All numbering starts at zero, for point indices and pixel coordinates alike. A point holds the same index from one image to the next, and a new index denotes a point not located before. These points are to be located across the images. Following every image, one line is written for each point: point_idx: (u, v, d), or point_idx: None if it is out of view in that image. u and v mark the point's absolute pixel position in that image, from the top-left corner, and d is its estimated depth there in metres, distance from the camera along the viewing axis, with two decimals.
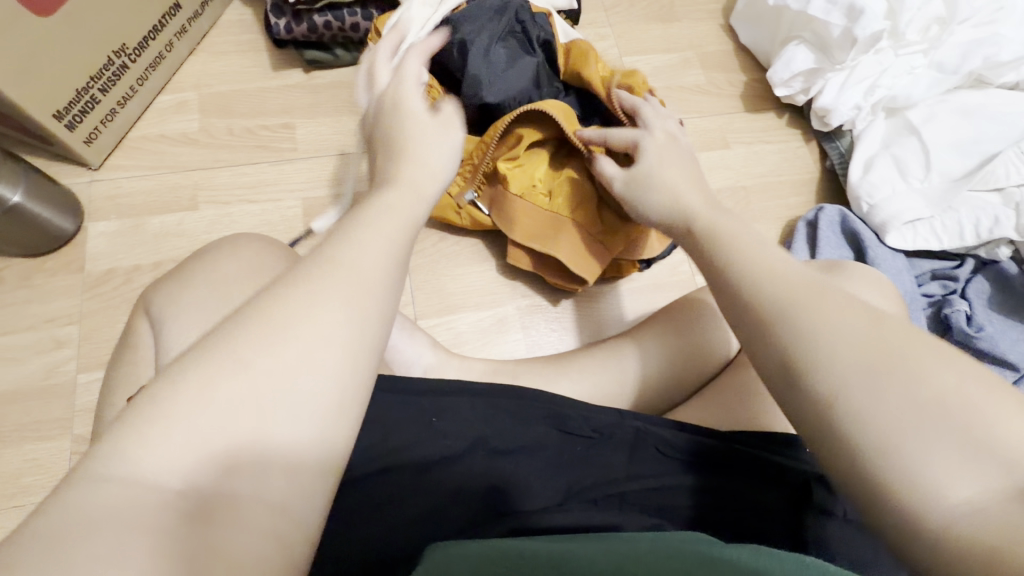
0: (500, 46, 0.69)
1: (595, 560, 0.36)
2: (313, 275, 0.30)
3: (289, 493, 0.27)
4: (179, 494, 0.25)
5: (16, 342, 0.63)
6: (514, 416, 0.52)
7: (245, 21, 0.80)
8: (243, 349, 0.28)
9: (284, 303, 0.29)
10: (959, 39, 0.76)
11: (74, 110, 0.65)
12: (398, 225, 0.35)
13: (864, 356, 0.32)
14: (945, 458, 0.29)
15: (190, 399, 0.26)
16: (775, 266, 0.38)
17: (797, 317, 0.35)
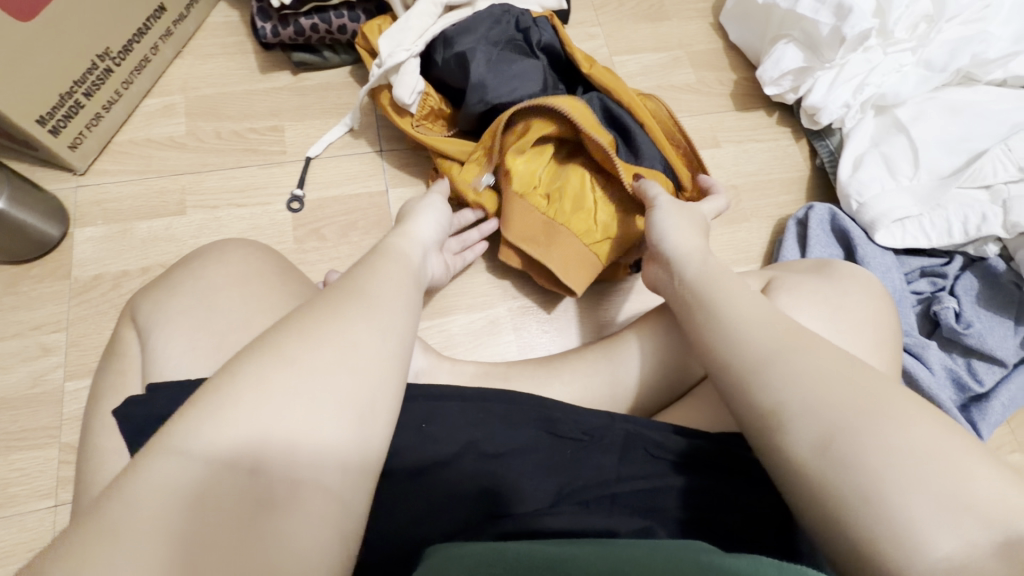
0: (502, 53, 0.70)
1: (593, 563, 0.36)
2: (344, 299, 0.38)
3: (337, 483, 0.32)
4: (247, 471, 0.31)
5: (2, 350, 0.62)
6: (504, 420, 0.52)
7: (231, 24, 0.79)
8: (294, 358, 0.34)
9: (321, 319, 0.36)
10: (947, 36, 0.76)
11: (58, 115, 0.64)
12: (405, 268, 0.45)
13: (851, 406, 0.36)
14: (925, 508, 0.32)
15: (247, 390, 0.32)
16: (756, 316, 0.43)
17: (780, 368, 0.39)
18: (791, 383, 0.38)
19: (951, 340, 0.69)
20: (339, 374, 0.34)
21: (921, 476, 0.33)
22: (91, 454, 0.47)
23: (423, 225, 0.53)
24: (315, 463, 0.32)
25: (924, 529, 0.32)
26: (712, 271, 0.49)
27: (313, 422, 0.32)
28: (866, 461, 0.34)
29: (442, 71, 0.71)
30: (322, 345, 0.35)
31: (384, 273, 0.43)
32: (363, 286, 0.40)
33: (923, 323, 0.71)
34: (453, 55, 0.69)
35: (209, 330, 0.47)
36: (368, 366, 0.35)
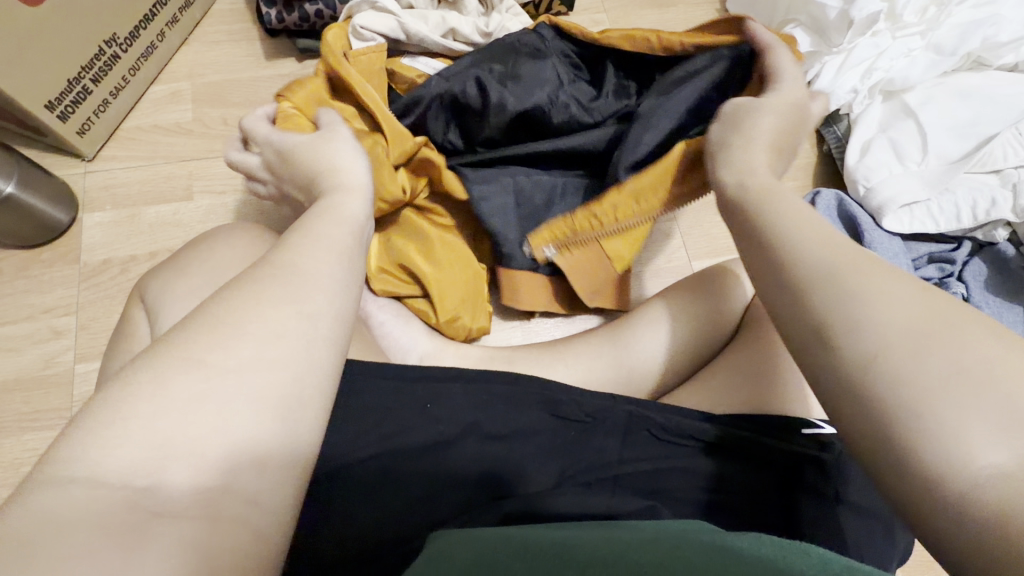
0: (515, 66, 0.65)
1: (595, 548, 0.35)
2: (265, 279, 0.31)
3: (261, 486, 0.26)
4: (143, 492, 0.24)
5: (14, 332, 0.63)
6: (507, 402, 0.52)
7: (236, 10, 0.79)
8: (203, 351, 0.27)
9: (234, 306, 0.29)
10: (958, 20, 0.76)
11: (66, 101, 0.64)
12: (343, 232, 0.36)
13: (923, 326, 0.29)
14: (989, 422, 0.26)
15: (136, 398, 0.25)
16: (809, 239, 0.35)
17: (831, 283, 0.33)
18: (849, 293, 0.32)
19: None
20: (264, 361, 0.28)
21: (981, 399, 0.27)
22: None
23: (338, 172, 0.43)
24: (238, 459, 0.26)
25: (973, 442, 0.26)
26: (775, 194, 0.40)
27: (234, 424, 0.26)
28: (893, 397, 0.28)
29: (435, 94, 0.65)
30: (234, 337, 0.28)
31: (320, 232, 0.36)
32: (292, 254, 0.33)
33: None
34: (466, 81, 0.64)
35: None
36: (298, 350, 0.29)
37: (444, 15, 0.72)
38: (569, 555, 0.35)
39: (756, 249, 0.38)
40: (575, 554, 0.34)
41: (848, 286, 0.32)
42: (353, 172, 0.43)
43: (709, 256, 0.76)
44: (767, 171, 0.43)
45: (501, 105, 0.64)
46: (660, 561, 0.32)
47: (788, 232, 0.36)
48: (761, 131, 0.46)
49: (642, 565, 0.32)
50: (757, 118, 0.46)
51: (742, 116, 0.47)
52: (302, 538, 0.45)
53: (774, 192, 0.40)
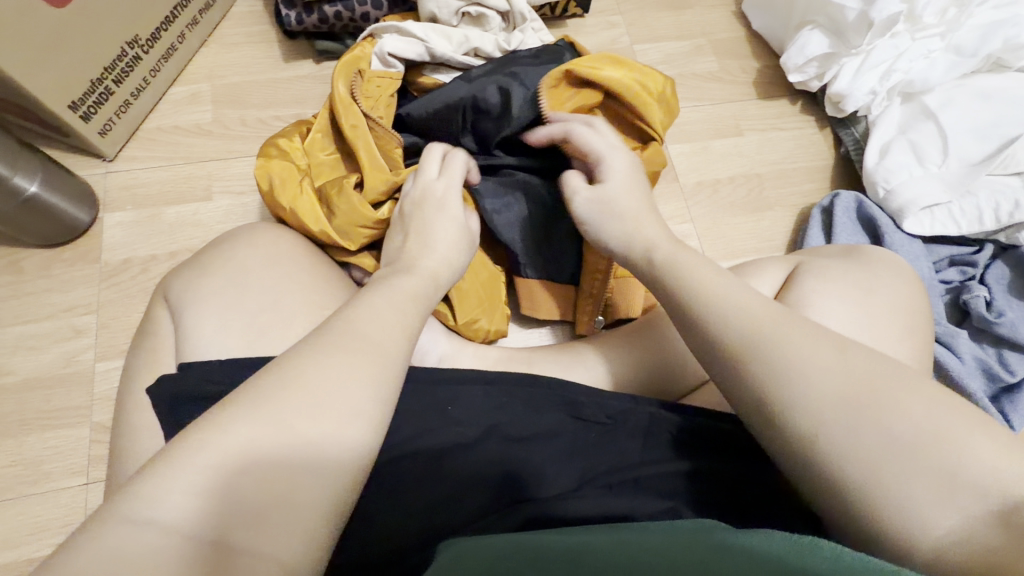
0: (536, 75, 0.68)
1: (608, 552, 0.36)
2: (331, 346, 0.36)
3: (298, 545, 0.30)
4: (202, 542, 0.28)
5: (35, 331, 0.63)
6: (526, 404, 0.52)
7: (255, 13, 0.80)
8: (269, 407, 0.32)
9: (305, 368, 0.34)
10: (978, 22, 0.75)
11: (89, 101, 0.65)
12: (407, 303, 0.42)
13: (847, 398, 0.36)
14: (925, 490, 0.33)
15: (212, 451, 0.30)
16: (746, 305, 0.42)
17: (777, 358, 0.39)
18: (792, 372, 0.38)
19: (982, 330, 0.68)
20: (327, 425, 0.32)
21: (912, 469, 0.34)
22: (125, 430, 0.48)
23: (431, 257, 0.47)
24: (284, 512, 0.30)
25: (922, 510, 0.33)
26: (687, 260, 0.47)
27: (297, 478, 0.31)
28: (847, 474, 0.35)
29: (456, 96, 0.66)
30: (306, 402, 0.32)
31: (384, 294, 0.42)
32: (341, 320, 0.38)
33: (952, 312, 0.70)
34: (489, 85, 0.65)
35: (241, 309, 0.48)
36: (355, 417, 0.33)
37: (466, 34, 0.72)
38: (582, 561, 0.35)
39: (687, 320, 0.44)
40: (590, 561, 0.35)
41: (803, 363, 0.38)
42: (442, 261, 0.48)
43: (727, 257, 0.75)
44: (664, 241, 0.50)
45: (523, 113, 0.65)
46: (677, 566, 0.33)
47: (740, 304, 0.42)
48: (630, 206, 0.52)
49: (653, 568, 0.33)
50: (619, 199, 0.52)
51: (607, 206, 0.52)
52: None
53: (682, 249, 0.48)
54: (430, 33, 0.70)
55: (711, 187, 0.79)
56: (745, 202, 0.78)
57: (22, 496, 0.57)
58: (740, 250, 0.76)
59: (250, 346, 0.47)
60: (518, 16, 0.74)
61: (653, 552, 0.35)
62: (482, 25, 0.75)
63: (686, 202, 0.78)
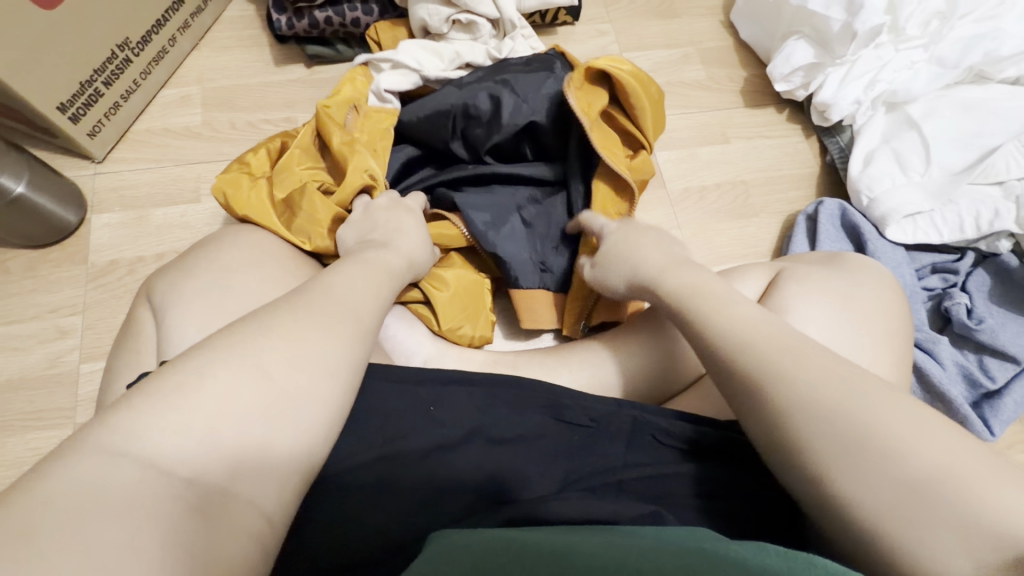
0: (524, 78, 0.68)
1: (597, 556, 0.36)
2: (308, 310, 0.39)
3: (270, 499, 0.33)
4: (186, 482, 0.30)
5: (20, 331, 0.63)
6: (510, 405, 0.53)
7: (246, 17, 0.80)
8: (253, 355, 0.34)
9: (286, 328, 0.37)
10: (959, 34, 0.76)
11: (78, 103, 0.65)
12: (377, 281, 0.47)
13: (850, 437, 0.36)
14: (934, 534, 0.33)
15: (196, 398, 0.32)
16: (749, 331, 0.43)
17: (768, 388, 0.40)
18: (796, 404, 0.39)
19: (963, 337, 0.69)
20: (303, 399, 0.35)
21: (919, 507, 0.34)
22: None
23: (403, 241, 0.55)
24: (263, 463, 0.33)
25: (930, 551, 0.33)
26: (701, 283, 0.49)
27: (269, 446, 0.33)
28: (862, 507, 0.35)
29: (445, 104, 0.67)
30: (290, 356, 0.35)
31: (364, 271, 0.47)
32: (324, 287, 0.42)
33: (934, 319, 0.71)
34: (479, 91, 0.67)
35: (226, 310, 0.48)
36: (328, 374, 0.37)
37: (457, 49, 0.73)
38: (567, 561, 0.35)
39: (696, 348, 0.46)
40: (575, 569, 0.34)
41: (809, 401, 0.38)
42: (415, 245, 0.56)
43: (713, 263, 0.76)
44: (673, 272, 0.52)
45: (512, 120, 0.67)
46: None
47: (744, 335, 0.43)
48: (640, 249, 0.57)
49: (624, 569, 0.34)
50: (641, 244, 0.57)
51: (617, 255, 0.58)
52: (307, 540, 0.45)
53: (679, 272, 0.52)
54: (420, 54, 0.71)
55: (697, 193, 0.80)
56: (731, 209, 0.79)
57: None
58: (726, 256, 0.76)
59: None
60: (508, 23, 0.74)
61: (641, 558, 0.35)
62: (472, 31, 0.75)
63: (673, 208, 0.79)
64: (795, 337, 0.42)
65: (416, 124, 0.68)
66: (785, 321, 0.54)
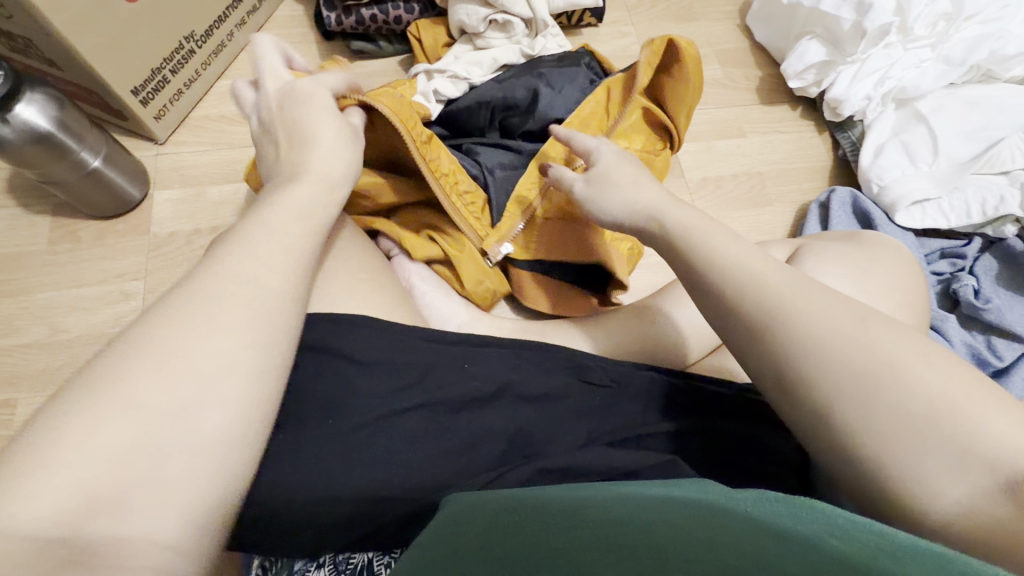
0: (556, 71, 0.76)
1: (609, 509, 0.37)
2: (195, 307, 0.35)
3: (174, 534, 0.31)
4: (64, 540, 0.28)
5: (88, 293, 0.69)
6: (538, 365, 0.55)
7: (296, 17, 0.87)
8: (125, 381, 0.32)
9: (173, 340, 0.34)
10: (965, 35, 0.81)
11: (148, 88, 0.72)
12: (292, 234, 0.42)
13: (856, 373, 0.38)
14: (936, 465, 0.36)
15: (64, 448, 0.29)
16: (758, 272, 0.43)
17: (777, 333, 0.41)
18: (805, 344, 0.40)
19: (972, 317, 0.71)
20: (208, 407, 0.33)
21: (926, 440, 0.36)
22: None
23: (317, 159, 0.48)
24: (168, 487, 0.31)
25: (934, 481, 0.36)
26: (696, 221, 0.48)
27: (166, 469, 0.31)
28: (871, 444, 0.37)
29: (486, 96, 0.73)
30: (177, 374, 0.33)
31: (273, 221, 0.42)
32: (213, 272, 0.38)
33: (943, 302, 0.74)
34: (519, 84, 0.74)
35: None
36: (226, 371, 0.34)
37: (493, 55, 0.78)
38: (579, 515, 0.36)
39: (699, 287, 0.45)
40: (592, 513, 0.36)
41: (818, 339, 0.40)
42: (338, 160, 0.49)
43: None
44: (663, 203, 0.50)
45: (548, 110, 0.74)
46: (679, 525, 0.33)
47: (751, 275, 0.43)
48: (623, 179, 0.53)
49: (627, 543, 0.32)
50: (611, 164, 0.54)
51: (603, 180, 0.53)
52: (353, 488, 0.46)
53: (675, 210, 0.49)
54: (464, 65, 0.77)
55: (714, 182, 0.84)
56: (746, 198, 0.83)
57: None
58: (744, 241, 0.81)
59: None
60: (541, 23, 0.80)
61: (657, 514, 0.35)
62: (507, 31, 0.80)
63: (691, 196, 0.83)
64: (805, 279, 0.43)
65: (453, 111, 0.74)
66: None
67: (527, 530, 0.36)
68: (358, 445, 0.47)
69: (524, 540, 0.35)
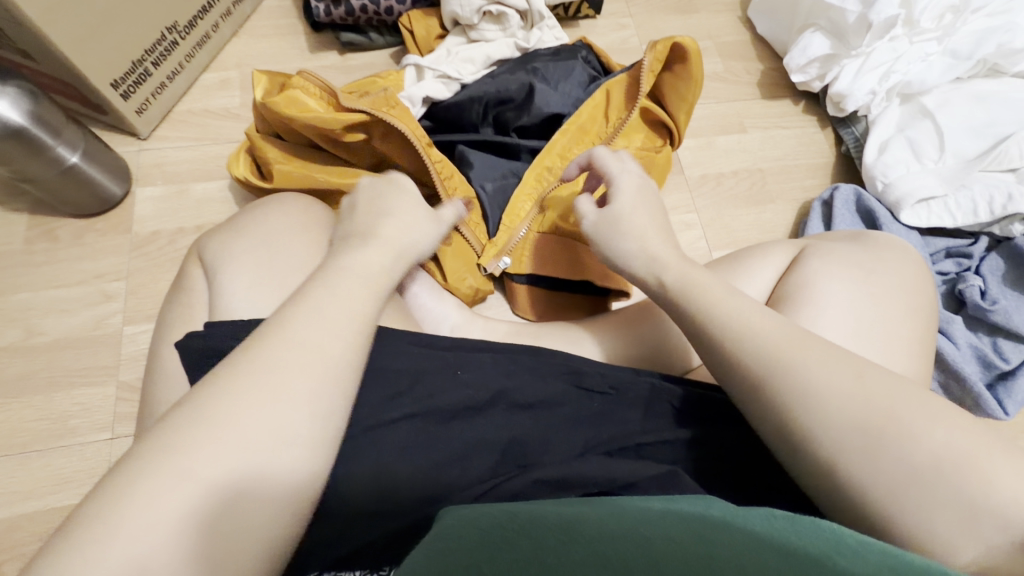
0: (553, 66, 0.74)
1: (604, 526, 0.35)
2: (258, 369, 0.35)
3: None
4: None
5: (66, 295, 0.67)
6: (533, 372, 0.53)
7: (284, 7, 0.84)
8: (199, 436, 0.33)
9: (236, 401, 0.34)
10: (973, 27, 0.79)
11: (129, 81, 0.69)
12: (357, 289, 0.41)
13: (861, 431, 0.37)
14: (947, 522, 0.34)
15: (142, 510, 0.31)
16: (759, 325, 0.42)
17: (780, 383, 0.40)
18: (815, 395, 0.39)
19: (978, 319, 0.70)
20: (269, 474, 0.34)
21: (934, 490, 0.35)
22: (159, 379, 0.52)
23: (384, 223, 0.47)
24: (229, 550, 0.32)
25: (942, 531, 0.35)
26: (696, 275, 0.47)
27: (229, 535, 0.32)
28: (878, 497, 0.36)
29: (478, 91, 0.71)
30: (243, 443, 0.33)
31: (340, 284, 0.41)
32: (275, 330, 0.37)
33: (949, 302, 0.72)
34: (514, 79, 0.71)
35: (271, 269, 0.51)
36: (293, 440, 0.34)
37: (487, 51, 0.76)
38: (575, 532, 0.34)
39: (703, 341, 0.44)
40: (585, 532, 0.34)
41: (831, 395, 0.38)
42: (406, 226, 0.48)
43: (730, 246, 0.78)
44: (671, 258, 0.50)
45: (544, 106, 0.72)
46: (676, 539, 0.32)
47: (757, 331, 0.42)
48: (633, 226, 0.52)
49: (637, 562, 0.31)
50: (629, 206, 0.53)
51: (611, 224, 0.52)
52: (339, 502, 0.45)
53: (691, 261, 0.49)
54: (455, 63, 0.74)
55: (714, 179, 0.82)
56: (747, 195, 0.81)
57: (50, 449, 0.60)
58: (744, 239, 0.79)
59: (278, 302, 0.50)
60: (536, 15, 0.77)
61: (656, 525, 0.34)
62: (502, 23, 0.77)
63: (691, 193, 0.81)
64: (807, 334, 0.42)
65: (445, 106, 0.72)
66: (806, 296, 0.56)
67: (521, 549, 0.33)
68: (344, 457, 0.45)
69: (515, 560, 0.32)
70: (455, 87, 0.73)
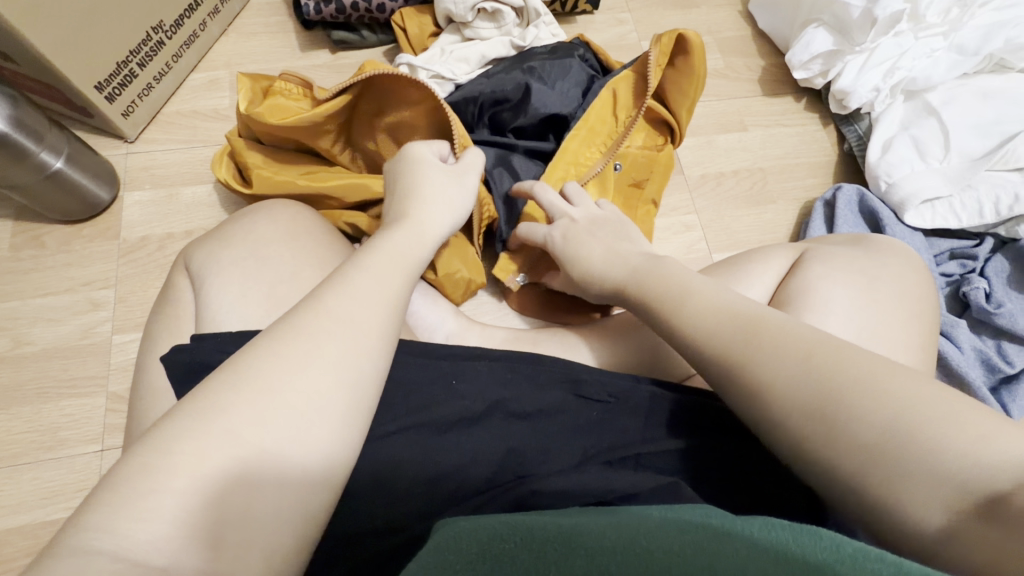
0: (550, 65, 0.72)
1: (605, 531, 0.34)
2: (291, 344, 0.36)
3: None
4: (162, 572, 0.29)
5: (53, 303, 0.65)
6: (532, 381, 0.51)
7: (274, 4, 0.82)
8: (225, 413, 0.33)
9: (271, 375, 0.35)
10: (980, 22, 0.77)
11: (113, 82, 0.67)
12: (390, 271, 0.44)
13: (824, 404, 0.37)
14: (922, 496, 0.33)
15: (178, 476, 0.31)
16: (725, 305, 0.44)
17: (746, 362, 0.40)
18: (777, 375, 0.39)
19: (982, 322, 0.69)
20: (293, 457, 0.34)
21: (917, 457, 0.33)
22: (147, 392, 0.51)
23: (418, 215, 0.50)
24: (251, 533, 0.32)
25: (916, 506, 0.33)
26: (666, 269, 0.50)
27: (254, 514, 0.32)
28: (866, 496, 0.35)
29: (473, 91, 0.69)
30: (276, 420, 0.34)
31: (373, 268, 0.43)
32: (309, 306, 0.39)
33: (952, 304, 0.71)
34: (510, 79, 0.69)
35: (259, 279, 0.50)
36: (320, 418, 0.35)
37: (481, 50, 0.74)
38: (576, 542, 0.33)
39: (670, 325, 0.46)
40: (586, 542, 0.33)
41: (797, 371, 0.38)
42: (436, 216, 0.51)
43: (730, 248, 0.77)
44: (637, 259, 0.53)
45: (541, 106, 0.70)
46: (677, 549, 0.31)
47: (719, 312, 0.44)
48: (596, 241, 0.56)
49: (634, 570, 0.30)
50: (591, 230, 0.57)
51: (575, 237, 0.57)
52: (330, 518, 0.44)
53: (648, 267, 0.51)
54: (449, 64, 0.73)
55: (715, 179, 0.80)
56: (747, 195, 0.80)
57: (39, 462, 0.59)
58: (745, 241, 0.77)
59: (268, 315, 0.49)
60: (533, 12, 0.75)
61: (657, 534, 0.33)
62: (498, 20, 0.75)
63: (690, 193, 0.79)
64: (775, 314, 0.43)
65: None
66: (809, 303, 0.55)
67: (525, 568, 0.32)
68: None
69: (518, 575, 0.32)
70: (449, 86, 0.71)
